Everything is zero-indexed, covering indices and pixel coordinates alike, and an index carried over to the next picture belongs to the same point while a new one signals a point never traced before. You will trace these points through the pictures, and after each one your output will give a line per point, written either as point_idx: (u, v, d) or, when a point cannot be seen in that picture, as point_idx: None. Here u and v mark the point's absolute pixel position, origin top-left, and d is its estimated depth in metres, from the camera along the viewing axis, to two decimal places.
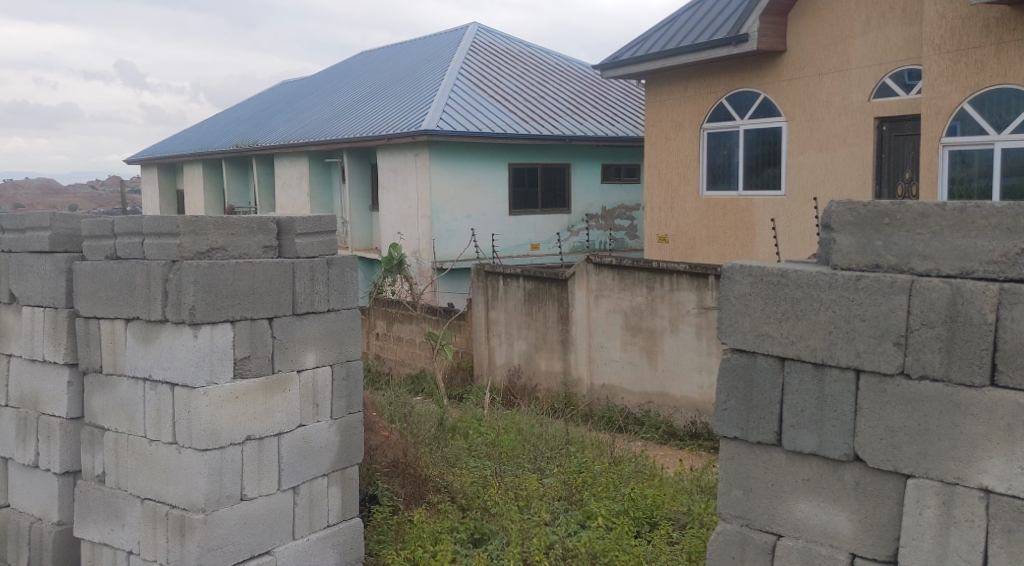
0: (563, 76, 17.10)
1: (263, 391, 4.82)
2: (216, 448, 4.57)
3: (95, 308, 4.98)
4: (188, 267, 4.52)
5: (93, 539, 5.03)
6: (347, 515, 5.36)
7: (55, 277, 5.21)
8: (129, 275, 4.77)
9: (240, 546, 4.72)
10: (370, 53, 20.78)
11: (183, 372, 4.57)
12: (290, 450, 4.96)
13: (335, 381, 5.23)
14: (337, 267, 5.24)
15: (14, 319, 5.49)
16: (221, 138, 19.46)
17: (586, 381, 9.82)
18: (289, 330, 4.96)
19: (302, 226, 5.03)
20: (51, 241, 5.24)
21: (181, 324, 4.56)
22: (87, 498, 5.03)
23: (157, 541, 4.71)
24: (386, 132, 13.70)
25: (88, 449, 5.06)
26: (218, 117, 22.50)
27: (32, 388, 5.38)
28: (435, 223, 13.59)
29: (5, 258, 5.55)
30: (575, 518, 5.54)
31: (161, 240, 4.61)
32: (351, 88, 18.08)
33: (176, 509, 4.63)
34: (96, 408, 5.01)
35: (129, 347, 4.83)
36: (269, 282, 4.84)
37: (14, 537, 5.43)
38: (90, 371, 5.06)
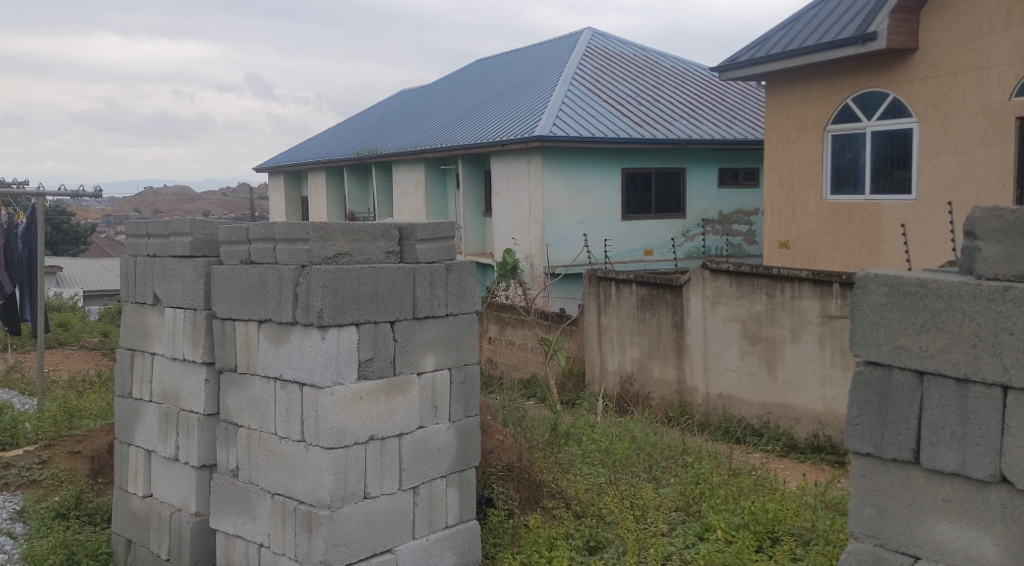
0: (679, 79, 16.90)
1: (386, 392, 4.94)
2: (341, 447, 4.71)
3: (232, 310, 5.21)
4: (317, 272, 4.68)
5: (228, 530, 5.25)
6: (465, 517, 5.43)
7: (195, 280, 5.48)
8: (262, 278, 4.98)
9: (363, 544, 4.84)
10: (485, 61, 21.01)
11: (312, 372, 4.73)
12: (410, 451, 5.07)
13: (453, 384, 5.31)
14: (456, 273, 5.33)
15: (158, 320, 5.79)
16: (342, 147, 20.04)
17: (702, 390, 9.65)
18: (410, 334, 5.08)
19: (424, 232, 5.15)
20: (193, 246, 5.52)
21: (310, 326, 4.72)
22: (223, 491, 5.25)
23: (286, 535, 4.87)
24: (501, 139, 13.82)
25: (224, 444, 5.29)
26: (341, 125, 23.20)
27: (174, 384, 5.66)
28: (547, 229, 13.65)
29: (149, 262, 5.87)
30: (693, 530, 5.45)
31: (292, 245, 4.80)
32: (468, 95, 18.33)
33: (304, 504, 4.78)
34: (231, 405, 5.24)
35: (262, 348, 5.03)
36: (391, 286, 4.97)
37: (157, 526, 5.70)
38: (226, 371, 5.29)
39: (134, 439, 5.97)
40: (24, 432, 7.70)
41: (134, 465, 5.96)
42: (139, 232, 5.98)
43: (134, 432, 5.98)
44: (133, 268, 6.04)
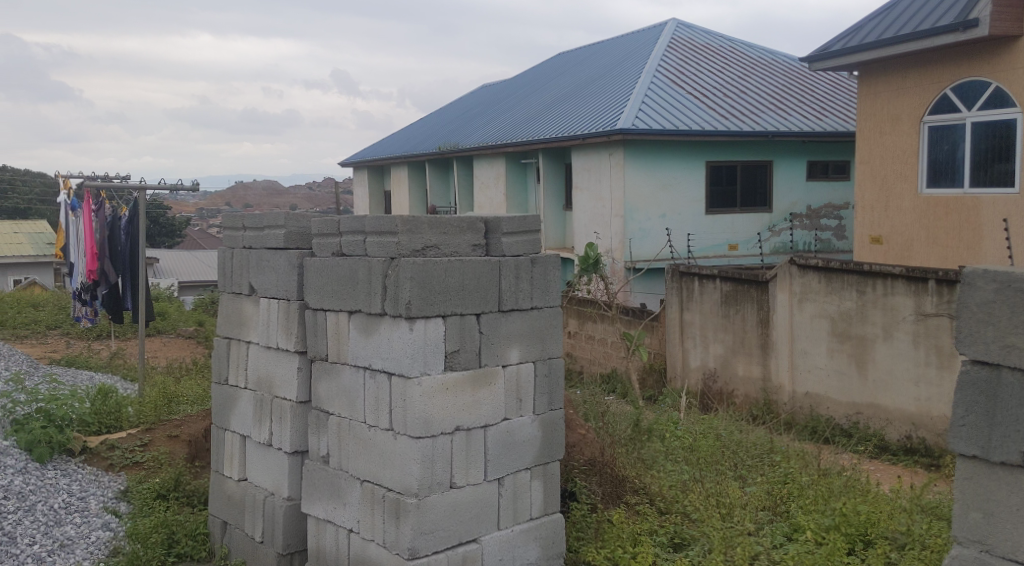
0: (767, 70, 16.55)
1: (472, 383, 4.98)
2: (428, 437, 4.77)
3: (323, 300, 5.32)
4: (406, 264, 4.74)
5: (319, 515, 5.37)
6: (549, 510, 5.43)
7: (288, 272, 5.62)
8: (353, 270, 5.07)
9: (450, 532, 4.89)
10: (567, 54, 20.94)
11: (400, 363, 4.80)
12: (496, 442, 5.10)
13: (538, 376, 5.32)
14: (541, 266, 5.33)
15: (253, 309, 5.96)
16: (424, 142, 20.25)
17: (788, 388, 9.45)
18: (495, 326, 5.10)
19: (510, 225, 5.16)
20: (286, 238, 5.67)
21: (398, 317, 4.80)
22: (315, 477, 5.38)
23: (375, 522, 4.95)
24: (583, 132, 13.77)
25: (315, 431, 5.41)
26: (423, 121, 23.44)
27: (268, 372, 5.82)
28: (630, 223, 13.54)
29: (245, 253, 6.04)
30: (781, 530, 5.34)
31: (382, 238, 4.89)
32: (550, 89, 18.29)
33: (393, 492, 4.85)
34: (322, 393, 5.36)
35: (352, 338, 5.13)
36: (478, 279, 5.01)
37: (251, 509, 5.86)
38: (317, 360, 5.41)
39: (231, 425, 6.16)
40: (126, 415, 8.02)
41: (230, 449, 6.15)
42: (236, 224, 6.16)
43: (230, 418, 6.17)
44: (229, 260, 6.22)
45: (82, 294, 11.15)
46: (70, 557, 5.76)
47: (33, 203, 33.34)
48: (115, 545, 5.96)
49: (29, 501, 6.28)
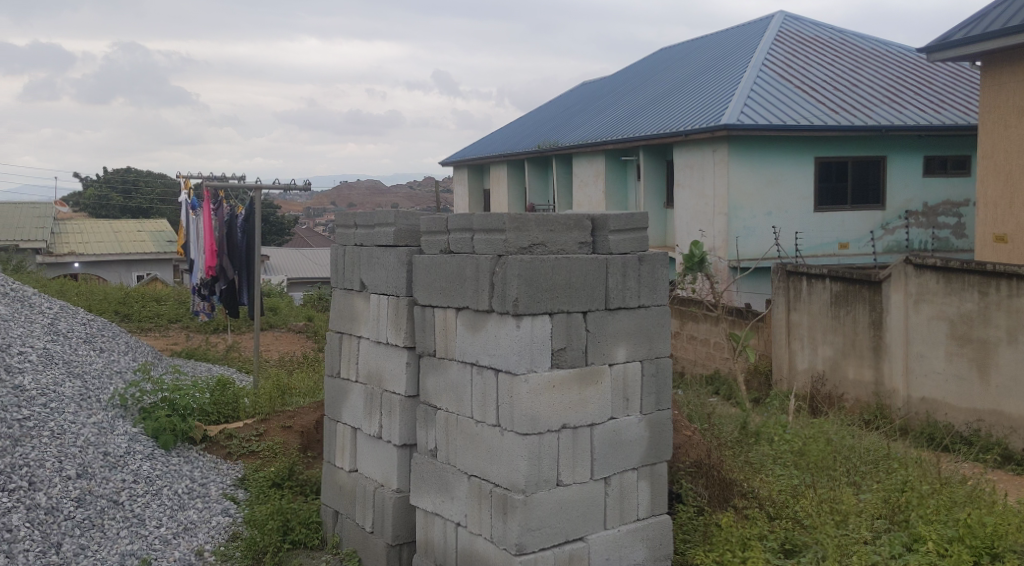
0: (880, 62, 15.97)
1: (579, 382, 4.97)
2: (535, 433, 4.78)
3: (431, 297, 5.39)
4: (513, 261, 4.77)
5: (427, 508, 5.44)
6: (657, 511, 5.37)
7: (397, 268, 5.73)
8: (461, 268, 5.13)
9: (556, 529, 4.89)
10: (668, 49, 20.66)
11: (506, 359, 4.83)
12: (602, 441, 5.07)
13: (646, 376, 5.26)
14: (649, 264, 5.26)
15: (363, 305, 6.09)
16: (524, 140, 20.31)
17: (903, 393, 9.09)
18: (602, 325, 5.07)
19: (617, 223, 5.12)
20: (396, 236, 5.79)
21: (506, 314, 4.83)
22: (423, 470, 5.46)
23: (482, 516, 4.99)
24: (687, 128, 13.57)
25: (423, 425, 5.49)
26: (523, 119, 23.51)
27: (378, 366, 5.94)
28: (734, 221, 13.27)
29: (356, 250, 6.19)
30: (899, 540, 5.15)
31: (490, 236, 4.93)
32: (651, 85, 18.09)
33: (500, 488, 4.88)
34: (431, 387, 5.43)
35: (459, 334, 5.18)
36: (585, 277, 4.99)
37: (362, 500, 5.99)
38: (425, 355, 5.49)
39: (342, 417, 6.31)
40: (243, 405, 8.33)
41: (342, 441, 6.30)
42: (347, 222, 6.31)
43: (342, 410, 6.32)
44: (341, 257, 6.38)
45: (202, 289, 11.65)
46: (193, 540, 6.04)
47: (154, 202, 34.99)
48: (234, 530, 6.22)
49: (156, 485, 6.59)
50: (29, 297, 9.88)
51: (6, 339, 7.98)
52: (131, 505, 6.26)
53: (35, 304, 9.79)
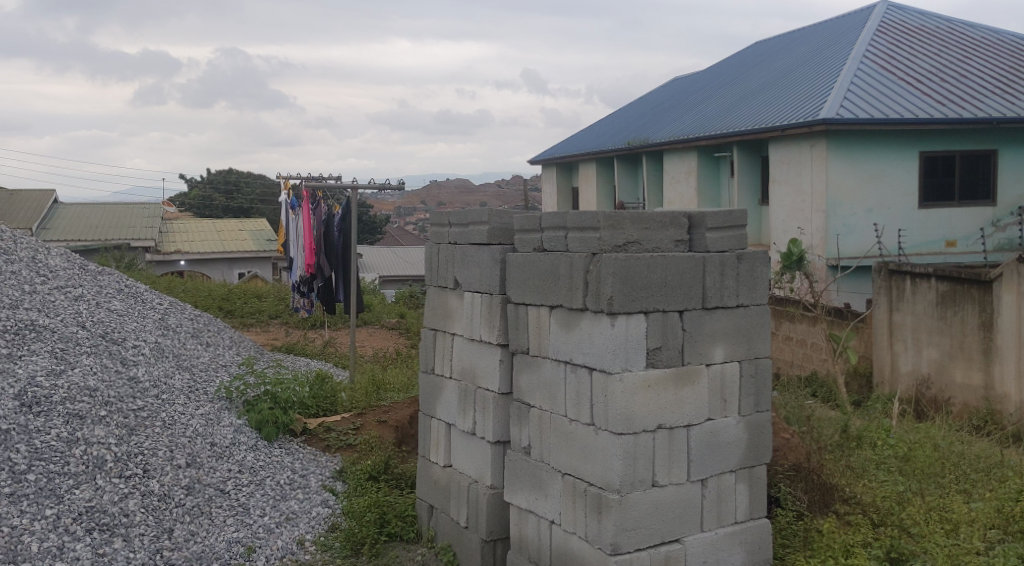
0: (991, 50, 15.27)
1: (675, 381, 4.90)
2: (630, 433, 4.74)
3: (525, 295, 5.40)
4: (608, 259, 4.73)
5: (521, 505, 5.45)
6: (755, 514, 5.26)
7: (491, 266, 5.77)
8: (555, 266, 5.12)
9: (652, 530, 4.83)
10: (764, 42, 20.19)
11: (601, 358, 4.79)
12: (699, 442, 4.98)
13: (744, 377, 5.16)
14: (748, 262, 5.15)
15: (457, 302, 6.15)
16: (615, 137, 20.15)
17: (1015, 398, 8.67)
18: (699, 324, 4.99)
19: (714, 220, 5.03)
20: (490, 234, 5.82)
21: (600, 312, 4.80)
22: (517, 467, 5.48)
23: (577, 515, 4.98)
24: (783, 124, 13.24)
25: (517, 422, 5.51)
26: (613, 116, 23.33)
27: (472, 363, 5.99)
28: (833, 218, 12.89)
29: (450, 248, 6.24)
30: (1014, 551, 4.93)
31: (584, 234, 4.91)
32: (746, 79, 17.71)
33: (594, 487, 4.86)
34: (524, 385, 5.44)
35: (553, 332, 5.17)
36: (681, 276, 4.91)
37: (456, 494, 6.05)
38: (519, 352, 5.50)
39: (437, 413, 6.37)
40: (340, 400, 8.52)
41: (436, 436, 6.36)
42: (442, 221, 6.37)
43: (436, 406, 6.39)
44: (435, 254, 6.44)
45: (302, 286, 11.96)
46: (294, 530, 6.22)
47: (254, 203, 36.14)
48: (333, 521, 6.40)
49: (260, 476, 6.80)
50: (141, 293, 10.31)
51: (121, 332, 8.33)
52: (236, 494, 6.48)
53: (146, 299, 10.20)
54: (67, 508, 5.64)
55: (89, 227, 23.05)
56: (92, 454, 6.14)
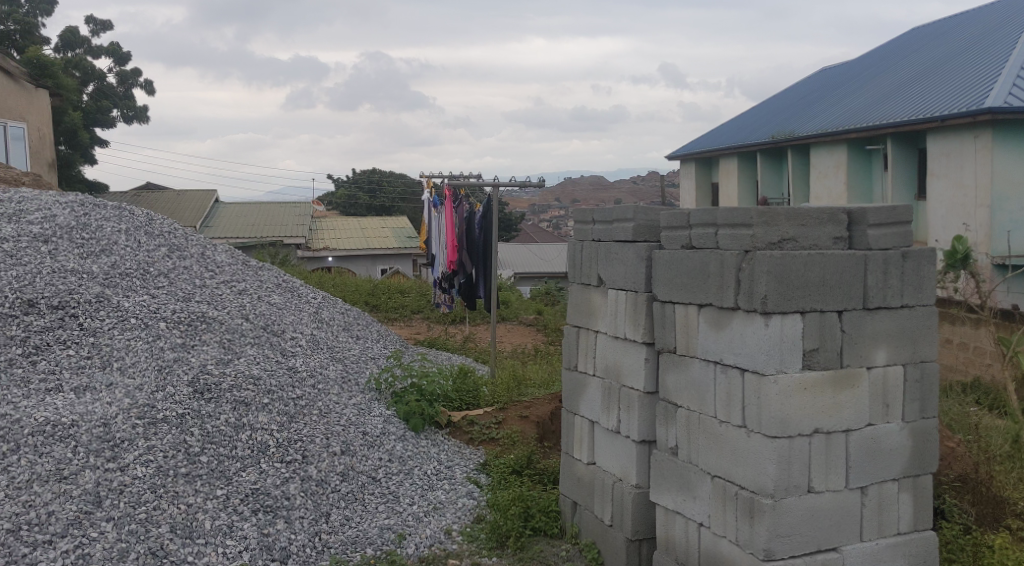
0: None
1: (833, 385, 4.71)
2: (784, 437, 4.60)
3: (672, 293, 5.33)
4: (762, 257, 4.60)
5: (668, 506, 5.38)
6: (919, 526, 5.00)
7: (637, 263, 5.71)
8: (704, 263, 5.02)
9: (807, 538, 4.68)
10: (920, 29, 19.15)
11: (754, 359, 4.67)
12: (859, 448, 4.78)
13: (908, 382, 4.91)
14: (913, 261, 4.89)
15: (601, 300, 6.12)
16: (757, 131, 19.58)
17: None
18: (860, 325, 4.78)
19: (877, 217, 4.80)
20: (635, 232, 5.76)
21: (753, 312, 4.67)
22: (663, 468, 5.40)
23: (727, 518, 4.87)
24: (943, 114, 12.53)
25: (663, 421, 5.43)
26: (755, 109, 22.68)
27: (616, 361, 5.95)
28: (998, 214, 12.09)
29: (594, 246, 6.21)
30: None
31: (736, 231, 4.78)
32: (901, 68, 16.85)
33: (746, 490, 4.74)
34: (671, 385, 5.37)
35: (702, 332, 5.08)
36: (840, 274, 4.72)
37: (601, 492, 6.03)
38: (666, 351, 5.43)
39: (580, 410, 6.36)
40: (482, 394, 8.65)
41: (579, 433, 6.36)
42: (586, 218, 6.35)
43: (579, 403, 6.38)
44: (578, 251, 6.42)
45: (443, 282, 12.20)
46: (442, 519, 6.36)
47: (395, 201, 37.23)
48: (478, 512, 6.52)
49: (408, 465, 6.99)
50: (297, 287, 10.79)
51: (280, 324, 8.74)
52: (387, 482, 6.69)
53: (301, 293, 10.66)
54: (235, 489, 5.97)
55: (246, 225, 24.33)
56: (256, 439, 6.47)
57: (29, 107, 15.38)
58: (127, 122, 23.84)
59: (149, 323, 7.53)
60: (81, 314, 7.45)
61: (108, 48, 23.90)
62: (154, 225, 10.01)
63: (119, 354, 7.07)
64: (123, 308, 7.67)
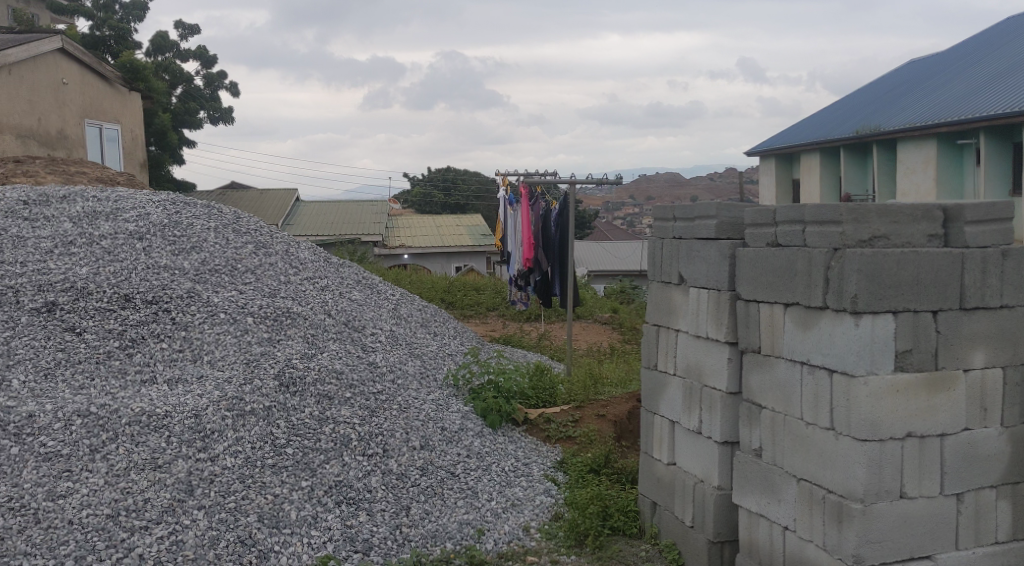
0: None
1: (927, 387, 4.56)
2: (875, 440, 4.47)
3: (756, 291, 5.22)
4: (852, 255, 4.48)
5: (751, 508, 5.28)
6: (1018, 535, 4.82)
7: (720, 261, 5.62)
8: (791, 261, 4.91)
9: (899, 545, 4.54)
10: (1015, 18, 18.41)
11: (843, 359, 4.55)
12: (954, 453, 4.62)
13: (1007, 386, 4.73)
14: (1014, 259, 4.70)
15: (682, 299, 6.04)
16: (841, 127, 19.09)
17: None
18: (956, 325, 4.62)
19: (974, 213, 4.63)
20: (718, 229, 5.66)
21: (842, 311, 4.56)
22: (747, 469, 5.31)
23: (814, 523, 4.76)
24: None
25: (747, 423, 5.34)
26: (838, 103, 22.12)
27: (698, 360, 5.87)
28: None
29: (675, 244, 6.13)
30: None
31: (825, 228, 4.66)
32: (994, 58, 16.23)
33: (834, 494, 4.63)
34: (755, 385, 5.27)
35: (788, 331, 4.97)
36: (935, 273, 4.56)
37: (681, 492, 5.96)
38: (750, 351, 5.34)
39: (660, 410, 6.30)
40: (559, 392, 8.64)
41: (659, 433, 6.30)
42: (666, 215, 6.27)
43: (659, 403, 6.31)
44: (658, 249, 6.34)
45: (519, 280, 12.21)
46: (520, 517, 6.37)
47: (470, 199, 37.46)
48: (557, 510, 6.52)
49: (486, 461, 7.02)
50: (376, 284, 10.94)
51: (361, 320, 8.87)
52: (466, 477, 6.73)
53: (380, 290, 10.81)
54: (319, 481, 6.09)
55: (326, 223, 24.79)
56: (339, 432, 6.59)
57: (123, 110, 15.94)
58: (213, 123, 24.53)
59: (237, 318, 7.73)
60: (173, 309, 7.68)
61: (196, 51, 24.63)
62: (241, 223, 10.28)
63: (209, 347, 7.28)
64: (213, 303, 7.89)
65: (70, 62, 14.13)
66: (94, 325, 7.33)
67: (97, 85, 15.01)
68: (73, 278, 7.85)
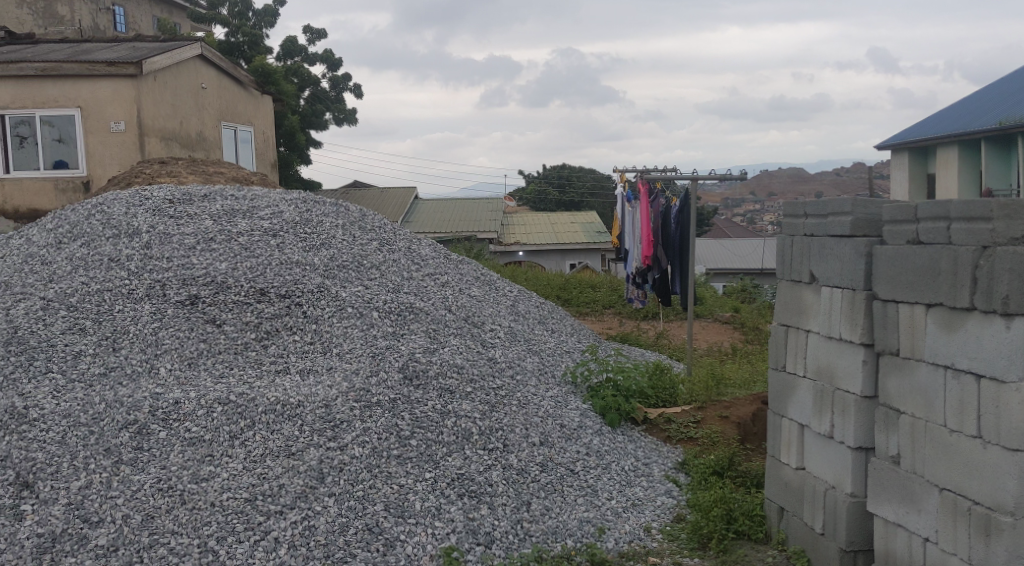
0: None
1: None
2: None
3: (895, 291, 4.99)
4: (1005, 253, 4.23)
5: (887, 518, 5.06)
6: None
7: (855, 259, 5.38)
8: (935, 260, 4.66)
9: None
10: None
11: (993, 364, 4.31)
12: None
13: None
14: None
15: (814, 298, 5.82)
16: (982, 118, 18.07)
17: None
18: None
19: None
20: (853, 226, 5.40)
21: (992, 313, 4.32)
22: (883, 477, 5.08)
23: (958, 535, 4.53)
24: None
25: (884, 429, 5.11)
26: (978, 94, 20.96)
27: (829, 362, 5.65)
28: None
29: (806, 241, 5.91)
30: None
31: (973, 225, 4.41)
32: None
33: (981, 506, 4.40)
34: (893, 390, 5.04)
35: (930, 334, 4.73)
36: None
37: (811, 498, 5.76)
38: (887, 354, 5.10)
39: (788, 413, 6.10)
40: (679, 392, 8.50)
41: (788, 436, 6.10)
42: (796, 211, 6.03)
43: (788, 405, 6.11)
44: (788, 247, 6.13)
45: (637, 278, 12.08)
46: (641, 516, 6.31)
47: (585, 197, 37.34)
48: (679, 512, 6.42)
49: (606, 460, 6.97)
50: (495, 281, 11.02)
51: (480, 316, 8.97)
52: (586, 475, 6.69)
53: (499, 287, 10.89)
54: (442, 473, 6.18)
55: (444, 221, 25.19)
56: (461, 426, 6.67)
57: (256, 112, 16.63)
58: (338, 124, 25.29)
59: (364, 313, 7.93)
60: (304, 303, 7.94)
61: (323, 55, 25.45)
62: (366, 220, 10.55)
63: (338, 340, 7.50)
64: (341, 297, 8.12)
65: (208, 67, 14.82)
66: (233, 317, 7.64)
67: (233, 89, 15.71)
68: (214, 272, 8.21)
